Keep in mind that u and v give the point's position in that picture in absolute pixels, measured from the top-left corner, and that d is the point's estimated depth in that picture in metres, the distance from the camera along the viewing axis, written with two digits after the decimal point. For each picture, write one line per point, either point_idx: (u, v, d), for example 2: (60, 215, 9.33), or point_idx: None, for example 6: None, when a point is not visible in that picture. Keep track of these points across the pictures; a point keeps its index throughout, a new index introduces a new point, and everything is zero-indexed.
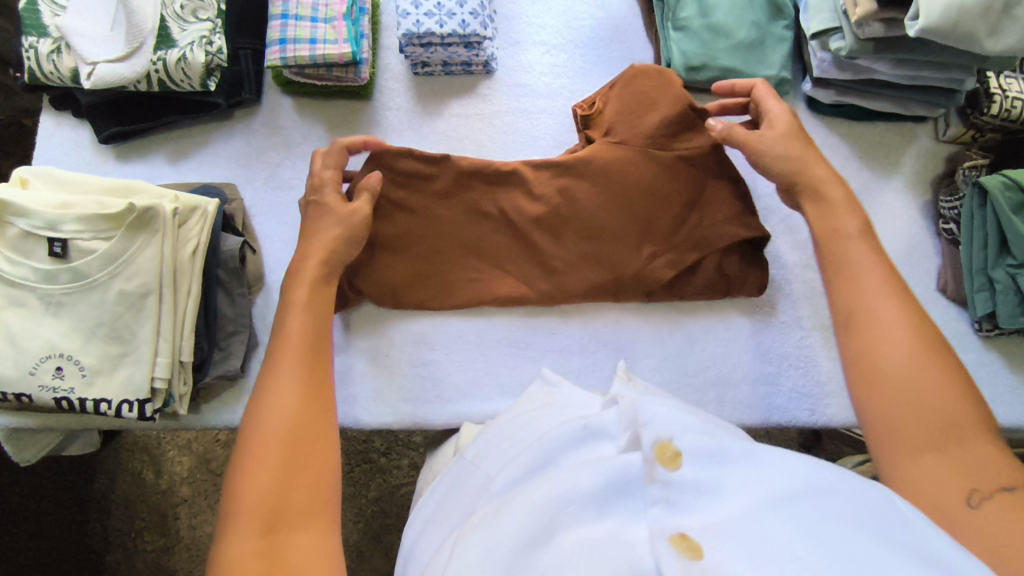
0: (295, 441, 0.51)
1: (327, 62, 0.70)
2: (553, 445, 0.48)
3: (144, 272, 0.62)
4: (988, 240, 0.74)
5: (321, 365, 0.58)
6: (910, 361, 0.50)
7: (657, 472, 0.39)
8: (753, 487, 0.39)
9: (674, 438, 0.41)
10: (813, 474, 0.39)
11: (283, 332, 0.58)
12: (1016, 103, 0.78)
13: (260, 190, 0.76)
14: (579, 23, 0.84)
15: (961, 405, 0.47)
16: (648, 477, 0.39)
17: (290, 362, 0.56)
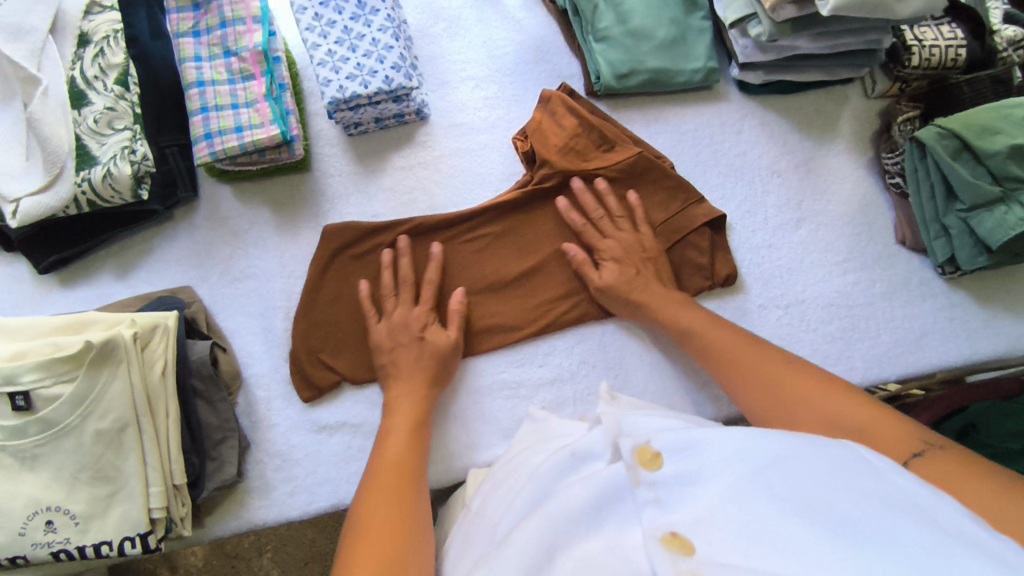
0: (410, 475, 0.56)
1: (258, 146, 0.68)
2: (546, 479, 0.48)
3: (116, 406, 0.59)
4: (935, 189, 0.77)
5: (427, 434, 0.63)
6: (785, 376, 0.56)
7: (641, 474, 0.40)
8: (734, 468, 0.38)
9: (652, 439, 0.41)
10: (781, 445, 0.38)
11: (396, 405, 0.65)
12: (934, 50, 0.80)
13: (218, 286, 0.74)
14: (501, 50, 0.84)
15: (860, 406, 0.50)
16: (633, 481, 0.39)
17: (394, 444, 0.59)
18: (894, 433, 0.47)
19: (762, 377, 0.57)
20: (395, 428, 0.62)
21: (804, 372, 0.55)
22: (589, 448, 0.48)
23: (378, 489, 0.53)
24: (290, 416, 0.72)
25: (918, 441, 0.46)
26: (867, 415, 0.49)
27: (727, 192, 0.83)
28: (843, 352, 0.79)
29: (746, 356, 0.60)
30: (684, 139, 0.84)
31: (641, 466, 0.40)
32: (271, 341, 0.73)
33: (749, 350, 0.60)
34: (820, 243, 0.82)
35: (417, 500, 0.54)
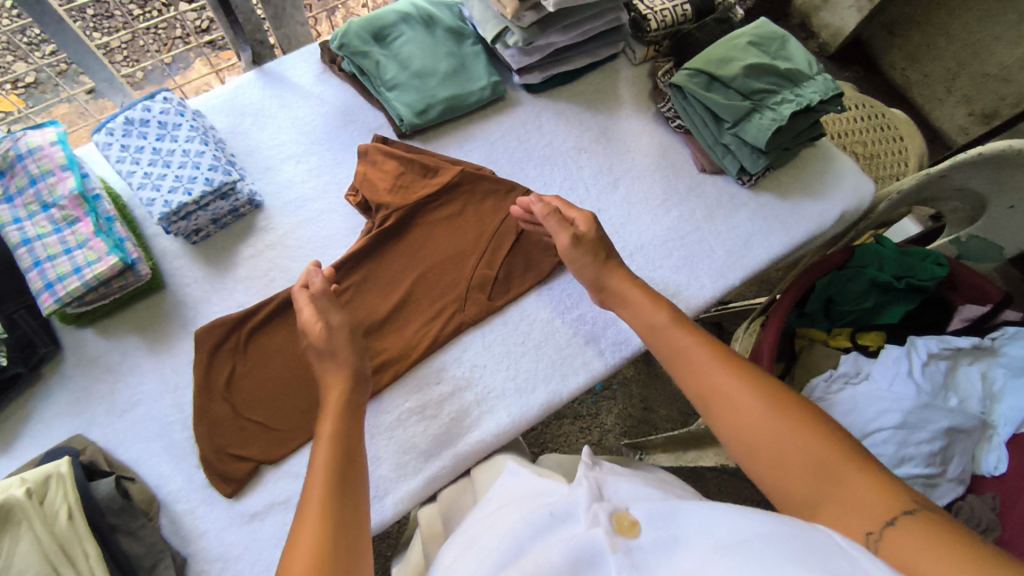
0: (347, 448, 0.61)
1: (103, 280, 0.71)
2: (520, 537, 0.47)
3: (29, 564, 0.60)
4: (706, 118, 0.90)
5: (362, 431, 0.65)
6: (774, 431, 0.55)
7: (616, 542, 0.43)
8: (705, 545, 0.40)
9: (627, 510, 0.46)
10: (757, 528, 0.40)
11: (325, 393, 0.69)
12: (665, 12, 0.94)
13: (108, 422, 0.75)
14: (311, 125, 0.91)
15: (819, 440, 0.53)
16: (613, 547, 0.43)
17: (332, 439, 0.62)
18: (861, 486, 0.49)
19: (740, 421, 0.57)
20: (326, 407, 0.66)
21: (799, 429, 0.55)
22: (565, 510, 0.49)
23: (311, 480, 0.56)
24: (217, 517, 0.73)
25: (906, 504, 0.47)
26: (845, 481, 0.50)
27: (547, 178, 0.93)
28: (691, 275, 0.90)
29: (723, 396, 0.60)
30: (497, 148, 0.93)
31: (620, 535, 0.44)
32: (176, 454, 0.75)
33: (725, 387, 0.60)
34: (639, 194, 0.94)
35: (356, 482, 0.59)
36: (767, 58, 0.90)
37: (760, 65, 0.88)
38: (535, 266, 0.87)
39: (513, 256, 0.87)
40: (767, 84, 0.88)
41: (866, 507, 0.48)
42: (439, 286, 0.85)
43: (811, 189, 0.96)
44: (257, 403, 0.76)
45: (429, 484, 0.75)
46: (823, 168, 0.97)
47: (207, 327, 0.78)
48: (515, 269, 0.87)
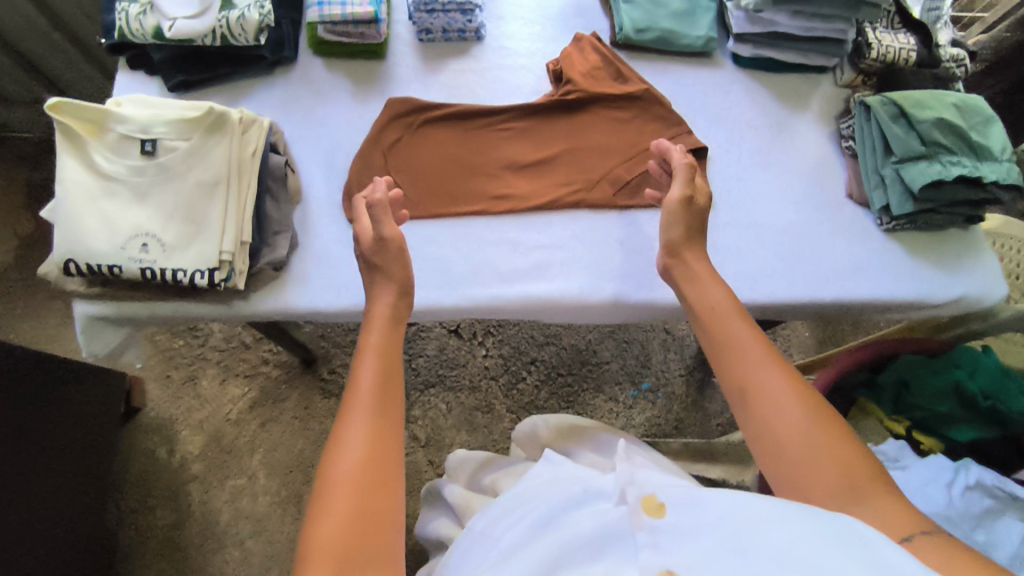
0: (365, 481, 0.60)
1: (355, 18, 0.90)
2: (559, 505, 0.64)
3: (215, 165, 0.78)
4: (876, 147, 0.93)
5: (387, 415, 0.66)
6: None
7: (643, 520, 0.57)
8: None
9: (655, 493, 0.59)
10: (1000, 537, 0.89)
11: (343, 432, 0.64)
12: (889, 50, 1.00)
13: (298, 130, 0.94)
14: (549, 4, 1.06)
15: None
16: (638, 524, 0.57)
17: (352, 424, 0.64)
18: None
19: (784, 422, 0.63)
20: (346, 436, 0.63)
21: None
22: (599, 489, 0.65)
23: (327, 514, 0.58)
24: (329, 233, 0.90)
25: (924, 525, 0.56)
26: None
27: (710, 134, 1.01)
28: (789, 271, 0.95)
29: None
30: (682, 89, 1.03)
31: (645, 513, 0.57)
32: (330, 164, 0.92)
33: None
34: (782, 185, 0.99)
35: (388, 448, 0.64)
36: (964, 124, 0.92)
37: (948, 123, 0.91)
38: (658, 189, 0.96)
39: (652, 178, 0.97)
40: (949, 143, 0.91)
41: (860, 488, 0.59)
42: (579, 165, 0.96)
43: (943, 263, 0.97)
44: (419, 168, 0.94)
45: (493, 301, 0.89)
46: (966, 251, 0.98)
47: (411, 107, 0.96)
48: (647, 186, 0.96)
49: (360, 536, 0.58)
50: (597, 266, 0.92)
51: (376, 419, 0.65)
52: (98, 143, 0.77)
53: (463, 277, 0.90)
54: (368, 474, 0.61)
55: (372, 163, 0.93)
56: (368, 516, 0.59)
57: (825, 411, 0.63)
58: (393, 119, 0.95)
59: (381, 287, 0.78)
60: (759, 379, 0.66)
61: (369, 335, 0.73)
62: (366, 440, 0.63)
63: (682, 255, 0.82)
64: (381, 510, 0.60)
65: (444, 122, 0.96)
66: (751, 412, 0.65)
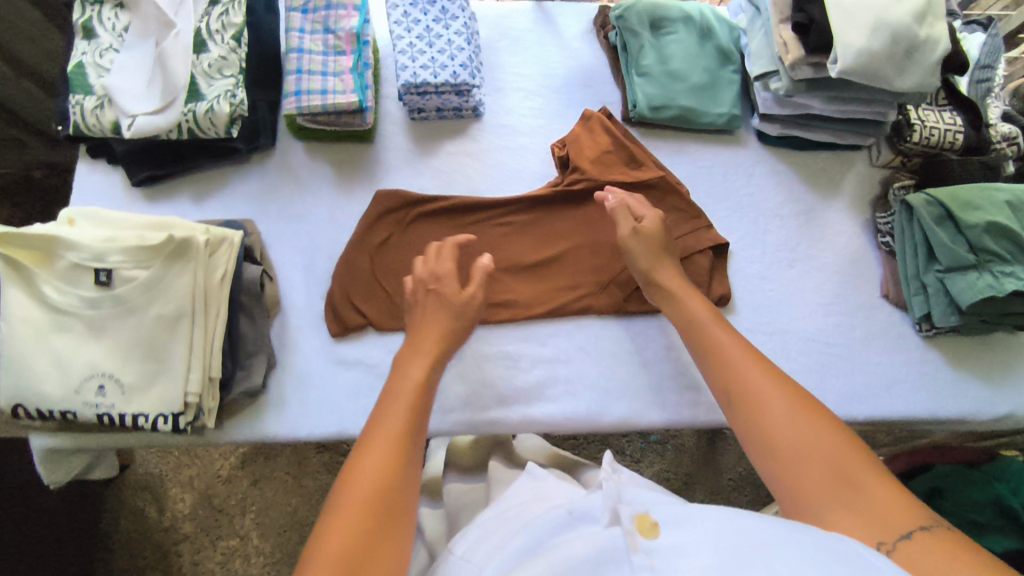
0: (391, 479, 0.53)
1: (337, 109, 0.80)
2: (541, 532, 0.54)
3: (179, 297, 0.69)
4: (918, 249, 0.85)
5: (428, 415, 0.60)
6: None
7: (638, 540, 0.48)
8: None
9: (650, 511, 0.51)
10: None
11: (378, 423, 0.57)
12: (933, 131, 0.90)
13: (277, 227, 0.85)
14: (554, 72, 0.96)
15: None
16: (633, 546, 0.47)
17: (391, 416, 0.58)
18: None
19: (784, 427, 0.57)
20: (383, 424, 0.57)
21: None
22: (585, 511, 0.55)
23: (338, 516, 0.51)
24: (312, 348, 0.82)
25: (925, 519, 0.49)
26: None
27: (732, 224, 0.92)
28: (816, 384, 0.86)
29: None
30: (700, 173, 0.93)
31: (640, 534, 0.49)
32: (311, 268, 0.84)
33: None
34: (810, 284, 0.90)
35: (411, 450, 0.57)
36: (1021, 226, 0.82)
37: (1004, 227, 0.81)
38: None
39: None
40: (1003, 250, 0.81)
41: (862, 482, 0.52)
42: (586, 265, 0.87)
43: (984, 375, 0.89)
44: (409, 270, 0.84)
45: (492, 426, 0.81)
46: (1007, 360, 0.90)
47: (400, 200, 0.86)
48: None
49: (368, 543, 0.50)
50: (605, 383, 0.84)
51: (418, 416, 0.59)
52: (46, 272, 0.69)
53: (459, 397, 0.81)
54: (387, 490, 0.53)
55: (359, 266, 0.84)
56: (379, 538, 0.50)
57: (802, 402, 0.58)
58: (382, 213, 0.86)
59: (439, 306, 0.70)
60: (748, 376, 0.62)
61: (429, 336, 0.67)
62: (394, 453, 0.55)
63: (654, 262, 0.78)
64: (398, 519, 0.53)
65: (439, 214, 0.87)
66: (747, 417, 0.60)
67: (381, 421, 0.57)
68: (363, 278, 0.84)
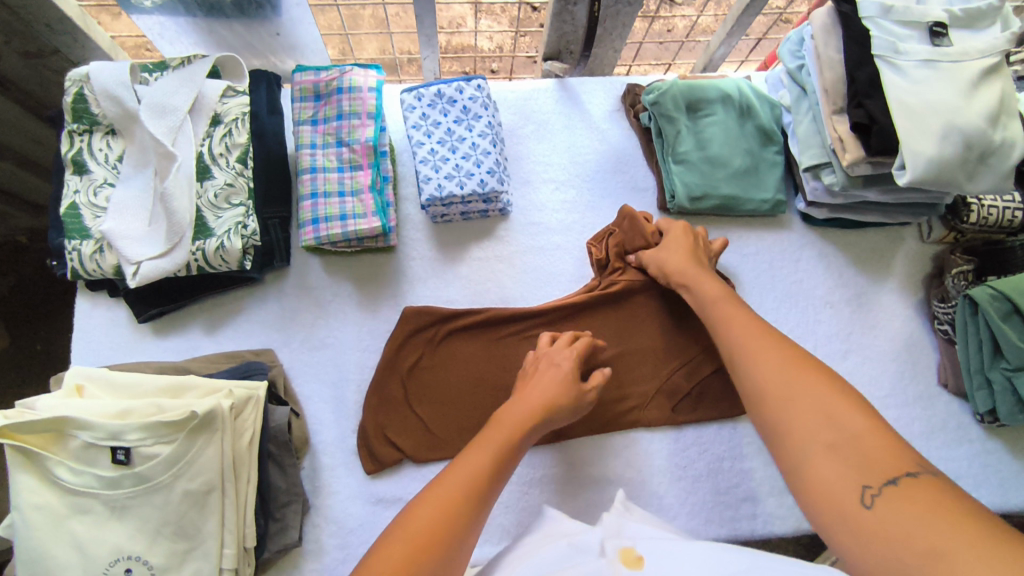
0: (457, 510, 0.53)
1: (359, 235, 0.74)
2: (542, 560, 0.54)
3: (206, 470, 0.64)
4: (983, 345, 0.79)
5: (507, 465, 0.60)
6: None
7: (621, 570, 0.48)
8: None
9: (635, 544, 0.50)
10: None
11: (461, 461, 0.58)
12: (993, 210, 0.84)
13: (299, 354, 0.80)
14: (584, 158, 0.89)
15: None
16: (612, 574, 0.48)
17: (473, 454, 0.59)
18: None
19: (769, 363, 0.56)
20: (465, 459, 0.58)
21: None
22: (585, 543, 0.55)
23: (392, 541, 0.50)
24: (347, 488, 0.76)
25: (914, 464, 0.45)
26: None
27: (781, 315, 0.86)
28: None
29: None
30: (744, 261, 0.88)
31: (624, 565, 0.49)
32: (340, 398, 0.79)
33: None
34: (866, 377, 0.85)
35: (490, 490, 0.57)
36: None
37: None
38: (724, 396, 0.82)
39: (717, 377, 0.83)
40: None
41: (840, 417, 0.49)
42: (630, 374, 0.82)
43: None
44: (445, 394, 0.79)
45: None
46: None
47: (430, 315, 0.80)
48: (712, 393, 0.82)
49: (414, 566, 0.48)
50: (659, 504, 0.79)
51: (506, 459, 0.60)
52: (58, 453, 0.63)
53: (506, 528, 0.77)
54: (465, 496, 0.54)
55: (391, 394, 0.78)
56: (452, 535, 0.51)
57: (796, 355, 0.57)
58: (412, 333, 0.80)
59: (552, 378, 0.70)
60: (736, 343, 0.62)
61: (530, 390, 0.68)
62: (489, 463, 0.58)
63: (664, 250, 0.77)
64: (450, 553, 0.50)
65: (471, 328, 0.81)
66: (738, 360, 0.60)
67: (484, 442, 0.60)
68: (397, 406, 0.78)
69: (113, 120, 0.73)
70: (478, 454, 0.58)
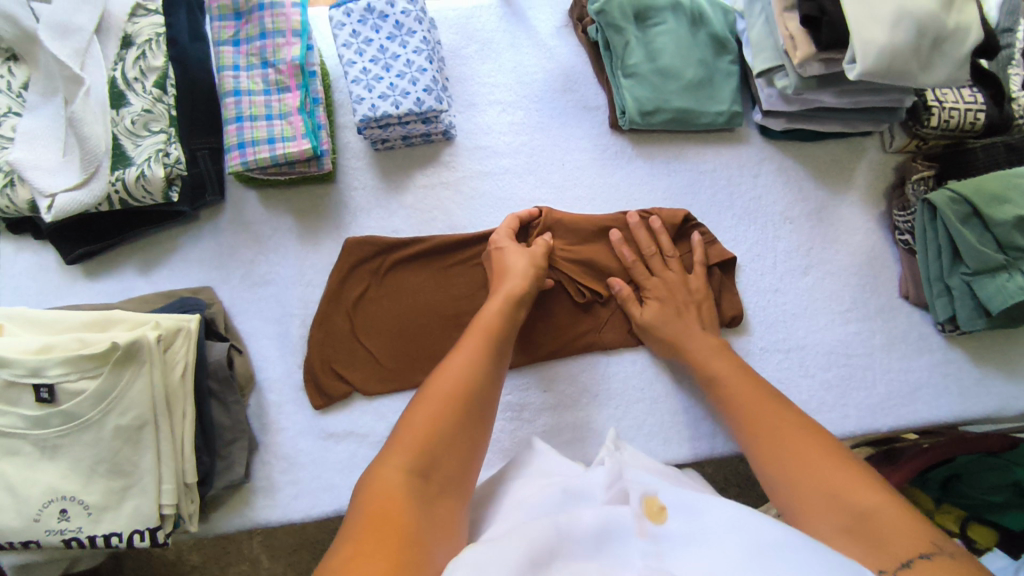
0: (466, 397, 0.54)
1: (289, 159, 0.70)
2: (535, 505, 0.51)
3: (137, 404, 0.62)
4: (942, 251, 0.77)
5: (504, 342, 0.62)
6: None
7: (647, 526, 0.46)
8: None
9: (659, 492, 0.48)
10: None
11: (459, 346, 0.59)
12: (954, 112, 0.80)
13: (239, 291, 0.77)
14: (530, 77, 0.85)
15: None
16: (641, 532, 0.45)
17: (473, 337, 0.60)
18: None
19: (774, 440, 0.57)
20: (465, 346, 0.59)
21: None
22: (581, 489, 0.52)
23: (414, 414, 0.52)
24: (295, 424, 0.74)
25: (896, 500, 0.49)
26: None
27: (739, 233, 0.84)
28: (838, 400, 0.81)
29: None
30: (701, 179, 0.85)
31: (648, 518, 0.46)
32: (284, 333, 0.76)
33: None
34: (825, 292, 0.84)
35: (495, 377, 0.58)
36: None
37: None
38: None
39: None
40: None
41: (847, 496, 0.49)
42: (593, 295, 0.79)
43: (1014, 370, 0.83)
44: (392, 325, 0.76)
45: None
46: None
47: (374, 244, 0.77)
48: None
49: (438, 447, 0.50)
50: (617, 426, 0.78)
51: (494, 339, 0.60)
52: None
53: None
54: (468, 393, 0.55)
55: (335, 327, 0.76)
56: (460, 429, 0.52)
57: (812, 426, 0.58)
58: (353, 264, 0.76)
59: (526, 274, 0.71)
60: (740, 391, 0.65)
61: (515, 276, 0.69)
62: (481, 360, 0.58)
63: (669, 308, 0.75)
64: (467, 435, 0.53)
65: (414, 257, 0.77)
66: (747, 429, 0.61)
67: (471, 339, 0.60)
68: (342, 339, 0.76)
69: (13, 43, 0.69)
70: (474, 339, 0.60)
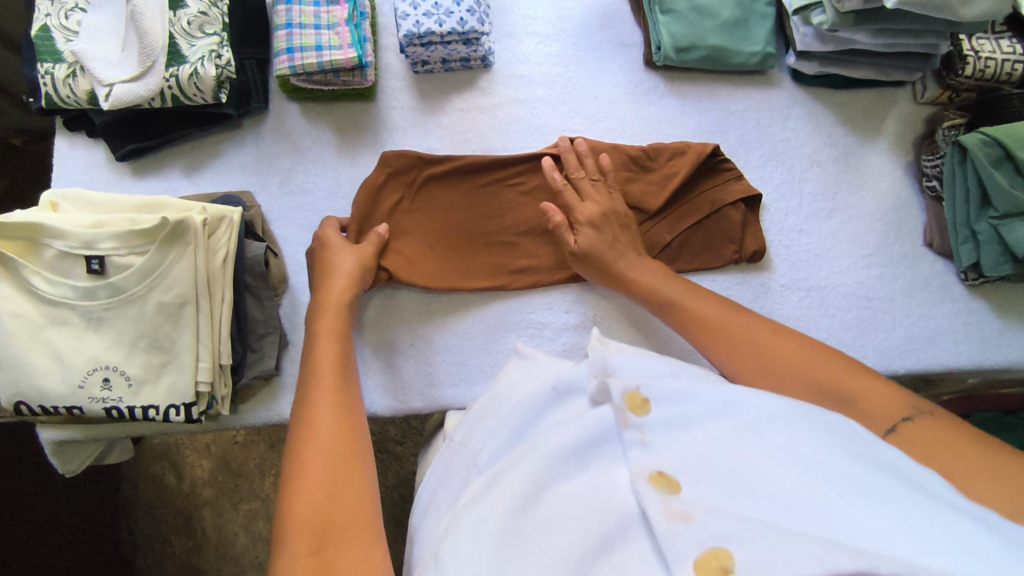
0: (342, 448, 0.54)
1: (334, 67, 0.72)
2: (529, 410, 0.53)
3: (180, 283, 0.65)
4: (971, 195, 0.78)
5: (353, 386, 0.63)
6: None
7: (629, 418, 0.45)
8: None
9: (641, 386, 0.46)
10: None
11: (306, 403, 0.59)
12: (990, 62, 0.81)
13: (278, 198, 0.80)
14: (568, 12, 0.87)
15: None
16: (623, 424, 0.44)
17: (329, 390, 0.60)
18: None
19: (745, 346, 0.60)
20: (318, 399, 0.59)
21: None
22: (570, 384, 0.54)
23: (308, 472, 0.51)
24: None
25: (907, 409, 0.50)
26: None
27: (766, 174, 0.85)
28: (857, 340, 0.82)
29: None
30: (731, 119, 0.86)
31: (631, 411, 0.45)
32: None
33: None
34: (849, 236, 0.85)
35: (354, 421, 0.58)
36: None
37: None
38: (704, 248, 0.82)
39: (699, 227, 0.82)
40: None
41: (832, 382, 0.54)
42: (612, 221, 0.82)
43: None
44: (421, 237, 0.79)
45: None
46: None
47: (410, 157, 0.78)
48: (693, 244, 0.82)
49: (336, 503, 0.49)
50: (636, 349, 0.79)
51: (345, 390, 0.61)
52: (33, 263, 0.64)
53: (483, 369, 0.78)
54: (342, 446, 0.54)
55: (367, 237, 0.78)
56: (347, 478, 0.51)
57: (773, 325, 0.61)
58: (389, 175, 0.78)
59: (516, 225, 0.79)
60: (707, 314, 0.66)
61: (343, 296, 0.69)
62: (341, 414, 0.58)
63: (604, 232, 0.75)
64: (356, 478, 0.52)
65: (443, 175, 0.79)
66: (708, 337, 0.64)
67: (316, 394, 0.60)
68: None
69: None
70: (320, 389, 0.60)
